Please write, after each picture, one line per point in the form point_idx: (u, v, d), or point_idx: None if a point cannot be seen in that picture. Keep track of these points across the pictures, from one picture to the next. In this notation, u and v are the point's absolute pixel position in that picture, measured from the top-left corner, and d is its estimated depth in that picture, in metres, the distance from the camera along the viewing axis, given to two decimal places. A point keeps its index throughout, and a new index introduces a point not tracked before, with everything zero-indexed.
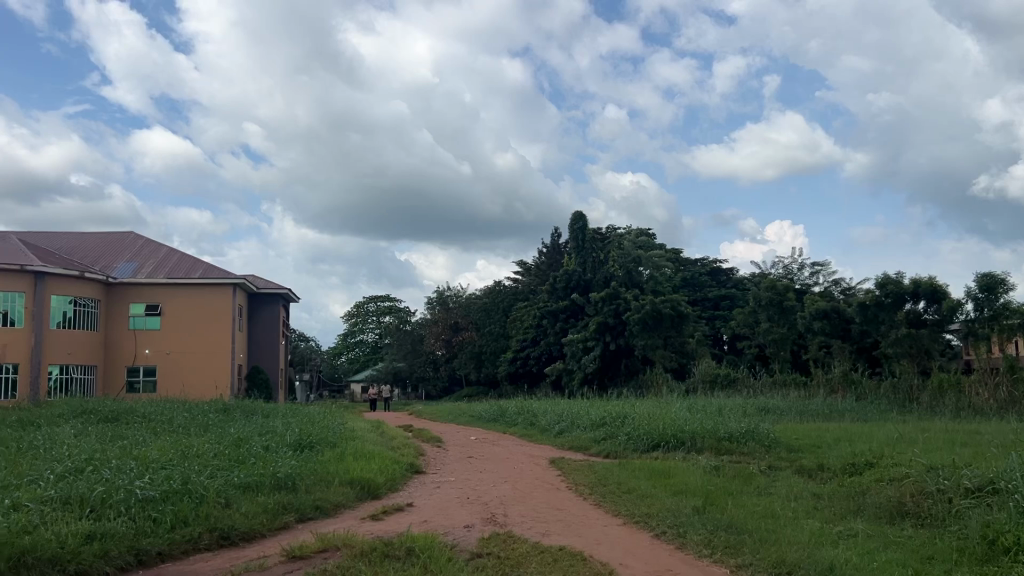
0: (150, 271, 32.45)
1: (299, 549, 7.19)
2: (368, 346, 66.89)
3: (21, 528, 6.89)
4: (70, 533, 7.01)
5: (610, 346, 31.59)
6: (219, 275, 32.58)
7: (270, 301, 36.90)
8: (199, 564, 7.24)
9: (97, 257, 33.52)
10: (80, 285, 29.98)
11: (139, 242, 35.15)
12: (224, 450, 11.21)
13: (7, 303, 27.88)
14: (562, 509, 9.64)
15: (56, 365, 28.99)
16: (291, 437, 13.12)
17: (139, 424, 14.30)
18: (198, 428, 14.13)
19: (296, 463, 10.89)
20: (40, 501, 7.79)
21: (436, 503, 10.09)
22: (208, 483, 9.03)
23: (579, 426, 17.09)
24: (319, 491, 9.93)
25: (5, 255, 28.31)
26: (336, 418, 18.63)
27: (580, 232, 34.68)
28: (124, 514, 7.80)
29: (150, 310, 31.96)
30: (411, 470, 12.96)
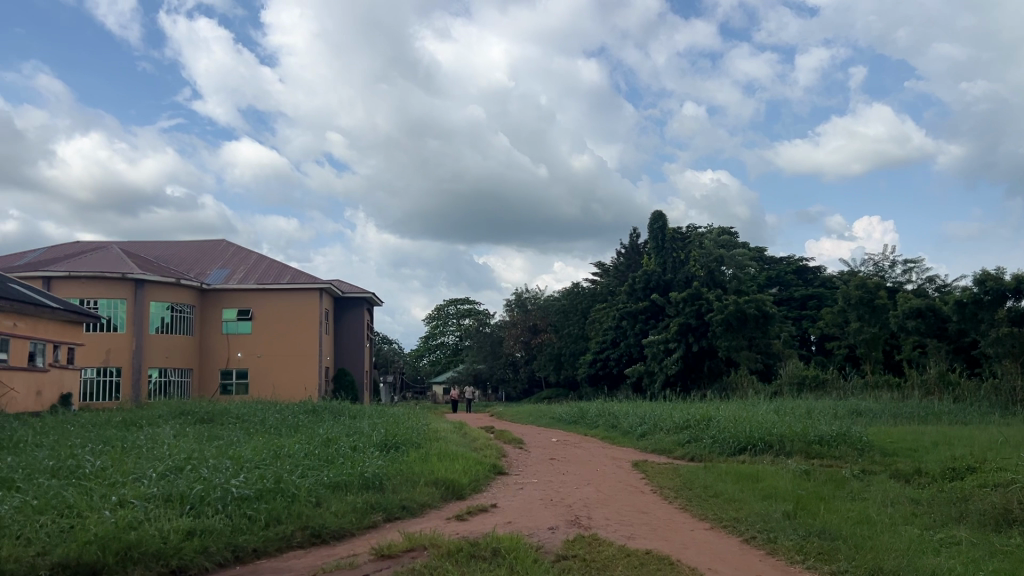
0: (241, 277, 33.64)
1: (388, 548, 7.32)
2: (448, 348, 67.83)
3: (127, 524, 7.23)
4: (173, 529, 7.31)
5: (692, 347, 31.02)
6: (306, 280, 33.51)
7: (354, 305, 37.69)
8: (292, 561, 7.45)
9: (191, 264, 34.96)
10: (176, 291, 31.29)
11: (230, 250, 36.49)
12: (314, 450, 11.52)
13: (110, 309, 29.34)
14: (647, 513, 9.54)
15: (155, 369, 30.34)
16: (378, 437, 13.40)
17: (232, 424, 14.90)
18: (288, 428, 14.59)
19: (383, 463, 11.10)
20: (144, 498, 8.14)
21: (520, 504, 10.13)
22: (299, 483, 9.29)
23: (662, 429, 16.85)
24: (405, 491, 10.10)
25: (107, 264, 29.78)
26: (420, 419, 18.90)
27: (659, 232, 34.55)
28: (222, 512, 8.10)
29: (241, 315, 33.11)
30: (495, 471, 13.08)
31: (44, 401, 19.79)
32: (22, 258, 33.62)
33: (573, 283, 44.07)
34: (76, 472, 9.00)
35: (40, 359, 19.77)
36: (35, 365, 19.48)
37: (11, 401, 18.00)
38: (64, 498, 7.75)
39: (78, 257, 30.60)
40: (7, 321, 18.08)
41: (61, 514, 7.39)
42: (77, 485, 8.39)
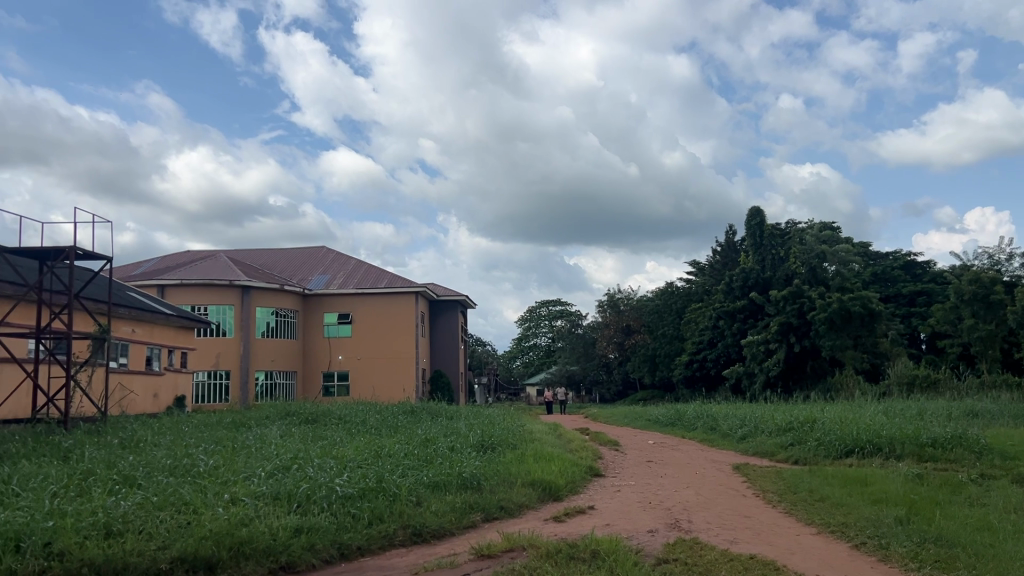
0: (341, 283, 34.62)
1: (488, 548, 7.39)
2: (541, 349, 68.02)
3: (240, 520, 7.54)
4: (281, 526, 7.59)
5: (795, 348, 30.11)
6: (403, 284, 34.22)
7: (448, 308, 38.24)
8: (395, 559, 7.59)
9: (294, 270, 36.20)
10: (280, 297, 32.46)
11: (330, 256, 37.63)
12: (413, 449, 11.76)
13: (220, 315, 30.69)
14: (750, 517, 9.32)
15: (262, 372, 31.52)
16: (475, 438, 13.57)
17: (336, 425, 15.38)
18: (388, 428, 14.95)
19: (480, 464, 11.23)
20: (254, 496, 8.46)
21: (618, 506, 10.04)
22: (400, 483, 9.48)
23: (764, 432, 16.37)
24: (503, 491, 10.18)
25: (216, 271, 31.15)
26: (516, 420, 18.97)
27: (757, 229, 33.67)
28: (327, 509, 8.35)
29: (342, 318, 34.05)
30: (591, 473, 13.02)
31: (160, 403, 20.82)
32: (139, 268, 35.58)
33: (667, 283, 43.43)
34: (191, 470, 9.43)
35: (156, 363, 20.81)
36: (152, 368, 20.52)
37: (130, 403, 19.00)
38: (181, 495, 8.14)
39: (189, 266, 32.14)
40: (126, 327, 19.10)
41: (179, 510, 7.76)
42: (193, 482, 8.80)
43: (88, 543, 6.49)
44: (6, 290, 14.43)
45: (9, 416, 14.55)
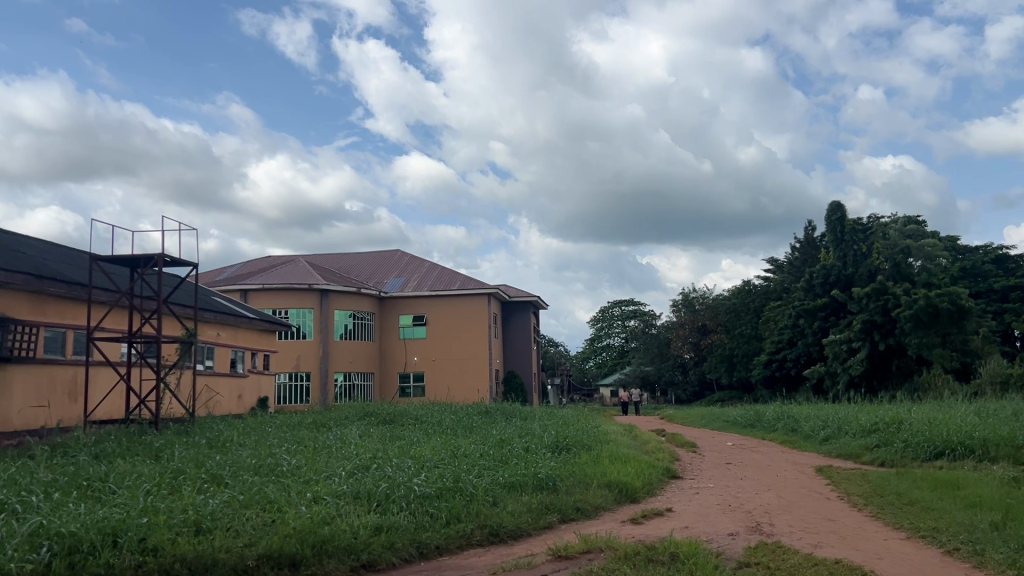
0: (416, 285, 35.13)
1: (565, 549, 7.38)
2: (614, 350, 67.58)
3: (322, 519, 7.72)
4: (362, 524, 7.74)
5: (879, 346, 29.22)
6: (476, 286, 34.48)
7: (521, 309, 38.37)
8: (473, 559, 7.64)
9: (370, 274, 36.89)
10: (357, 299, 33.13)
11: (404, 259, 38.21)
12: (489, 450, 11.86)
13: (300, 318, 31.48)
14: (835, 520, 9.06)
15: (340, 373, 32.19)
16: (551, 439, 13.57)
17: (413, 425, 15.62)
18: (464, 429, 15.10)
19: (556, 465, 11.23)
20: (336, 495, 8.64)
21: (697, 509, 9.91)
22: (477, 483, 9.56)
23: (848, 433, 15.90)
24: (579, 492, 10.16)
25: (295, 276, 31.96)
26: (591, 421, 18.90)
27: (838, 224, 32.85)
28: (406, 509, 8.48)
29: (417, 320, 34.53)
30: (669, 475, 12.85)
31: (245, 404, 21.47)
32: (222, 273, 36.77)
33: (743, 281, 42.63)
34: (275, 469, 9.71)
35: (240, 366, 21.47)
36: (236, 371, 21.18)
37: (216, 404, 19.63)
38: (265, 493, 8.38)
39: (269, 271, 33.06)
40: (212, 330, 19.77)
41: (263, 508, 7.99)
42: (276, 481, 9.04)
43: (180, 539, 6.70)
44: (100, 296, 15.09)
45: (104, 417, 15.21)
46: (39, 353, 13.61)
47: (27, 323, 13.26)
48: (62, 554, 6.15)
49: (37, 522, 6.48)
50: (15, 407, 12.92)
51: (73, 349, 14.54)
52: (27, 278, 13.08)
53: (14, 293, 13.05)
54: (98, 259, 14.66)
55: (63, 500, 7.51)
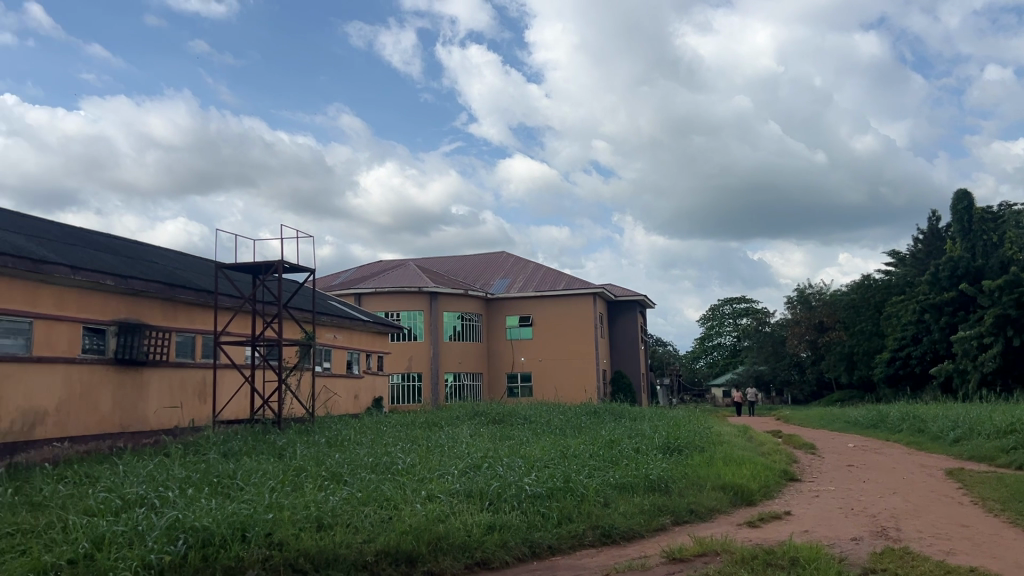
0: (522, 286, 35.39)
1: (678, 552, 7.26)
2: (726, 349, 66.11)
3: (437, 516, 7.89)
4: (475, 523, 7.87)
5: (1013, 342, 27.40)
6: (581, 286, 34.39)
7: (628, 308, 38.01)
8: (585, 560, 7.63)
9: (477, 276, 37.40)
10: (465, 301, 33.65)
11: (510, 261, 38.55)
12: (599, 450, 11.81)
13: (411, 320, 32.20)
14: (969, 527, 8.55)
15: (450, 373, 32.76)
16: (661, 439, 13.40)
17: (523, 425, 15.69)
18: (574, 429, 15.06)
19: (668, 466, 11.07)
20: (449, 493, 8.81)
21: (818, 512, 9.54)
22: (587, 483, 9.55)
23: (980, 434, 14.99)
24: (692, 494, 9.96)
25: (405, 279, 32.77)
26: (704, 422, 18.56)
27: (965, 213, 31.06)
28: (518, 507, 8.57)
29: (523, 321, 34.76)
30: (787, 477, 12.46)
31: (361, 404, 22.16)
32: (337, 278, 38.08)
33: (863, 275, 40.81)
34: (391, 467, 9.99)
35: (356, 367, 22.17)
36: (353, 372, 21.87)
37: (334, 404, 20.34)
38: (382, 491, 8.61)
39: (382, 275, 33.98)
40: (329, 333, 20.52)
41: (381, 505, 8.23)
42: (392, 480, 9.29)
43: (302, 535, 6.98)
44: (226, 302, 15.88)
45: (231, 416, 15.99)
46: (171, 356, 14.43)
47: (161, 329, 14.09)
48: (197, 547, 6.49)
49: (174, 516, 6.86)
50: (150, 408, 13.74)
51: (201, 352, 15.36)
52: (161, 286, 13.90)
53: (148, 300, 13.89)
54: (223, 267, 15.42)
55: (197, 495, 7.94)
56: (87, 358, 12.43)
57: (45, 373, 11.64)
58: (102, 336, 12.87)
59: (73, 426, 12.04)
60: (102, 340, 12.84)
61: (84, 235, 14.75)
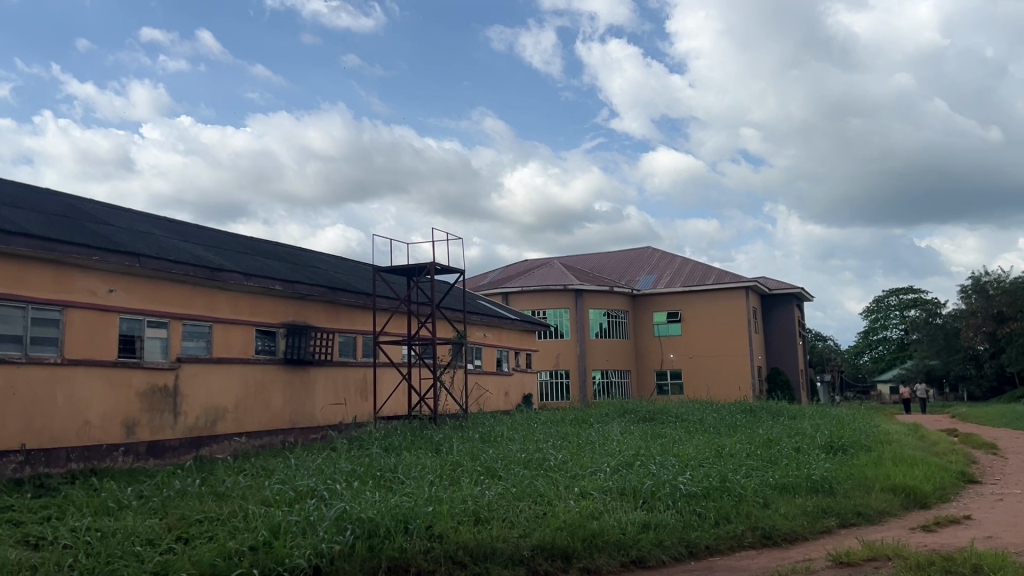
0: (669, 281, 34.81)
1: (846, 556, 6.91)
2: (892, 343, 62.24)
3: (590, 513, 7.90)
4: (630, 520, 7.83)
5: None
6: (731, 280, 33.35)
7: (783, 301, 36.53)
8: (746, 561, 7.40)
9: (623, 272, 37.13)
10: (611, 298, 33.50)
11: (656, 256, 38.01)
12: (756, 450, 11.41)
13: (557, 318, 32.43)
14: None
15: (598, 371, 32.73)
16: (823, 438, 12.79)
17: (674, 423, 15.38)
18: (728, 427, 14.66)
19: (832, 466, 10.57)
20: (603, 490, 8.79)
21: (1002, 517, 8.82)
22: (745, 483, 9.27)
23: None
24: (859, 496, 9.47)
25: (551, 277, 33.02)
26: (870, 421, 17.49)
27: None
28: (673, 507, 8.43)
29: (672, 317, 34.17)
30: (965, 479, 11.58)
31: (511, 401, 22.54)
32: (486, 278, 38.89)
33: None
34: (544, 464, 10.09)
35: (506, 365, 22.56)
36: (503, 369, 22.28)
37: (486, 402, 20.80)
38: (536, 487, 8.72)
39: (528, 274, 34.41)
40: (479, 332, 20.99)
41: (535, 500, 8.34)
42: (545, 476, 9.37)
43: (461, 528, 7.19)
44: (383, 303, 16.57)
45: (390, 413, 16.69)
46: (335, 355, 15.21)
47: (325, 330, 14.89)
48: (364, 537, 6.81)
49: (342, 508, 7.22)
50: (317, 405, 14.55)
51: (362, 352, 16.10)
52: (324, 289, 14.67)
53: (312, 303, 14.70)
54: (379, 270, 16.09)
55: (362, 488, 8.35)
56: (260, 358, 13.31)
57: (225, 373, 12.57)
58: (273, 337, 13.75)
59: (249, 422, 12.94)
60: (273, 341, 13.73)
61: (253, 244, 15.79)
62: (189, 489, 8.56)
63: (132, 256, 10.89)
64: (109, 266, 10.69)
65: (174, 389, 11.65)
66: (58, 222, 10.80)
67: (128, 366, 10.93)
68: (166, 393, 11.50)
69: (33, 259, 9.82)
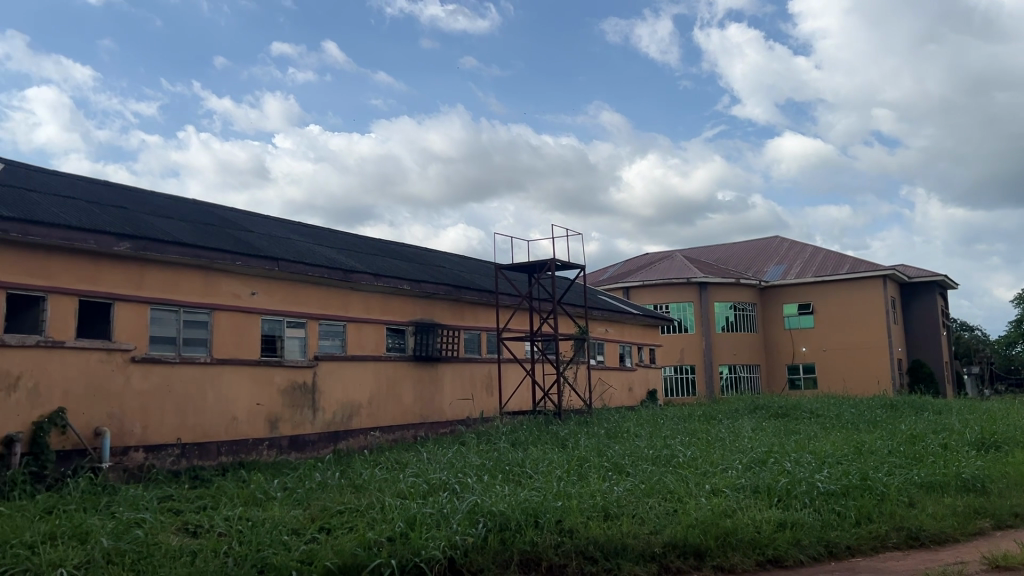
0: (799, 272, 33.58)
1: (1003, 559, 6.48)
2: None
3: (722, 511, 7.74)
4: (765, 519, 7.62)
5: None
6: (867, 268, 31.80)
7: (925, 290, 34.52)
8: (891, 563, 7.06)
9: (749, 263, 36.08)
10: (737, 290, 32.61)
11: (784, 246, 36.74)
12: (899, 446, 10.85)
13: (681, 312, 31.91)
14: None
15: (725, 365, 31.96)
16: (973, 434, 12.01)
17: (809, 419, 14.83)
18: (867, 423, 14.00)
19: (985, 464, 9.91)
20: (735, 488, 8.60)
21: None
22: (888, 481, 8.83)
23: None
24: (1017, 496, 8.85)
25: (674, 271, 32.50)
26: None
27: None
28: (810, 505, 8.14)
29: (803, 309, 32.94)
30: None
31: (636, 396, 22.35)
32: (606, 273, 38.66)
33: None
34: (672, 460, 9.97)
35: (629, 360, 22.38)
36: (626, 365, 22.11)
37: (611, 397, 20.73)
38: (665, 484, 8.61)
39: (649, 267, 34.01)
40: (601, 327, 20.92)
41: (665, 497, 8.25)
42: (675, 472, 9.25)
43: (591, 523, 7.20)
44: (506, 300, 16.77)
45: (516, 408, 16.89)
46: (461, 352, 15.54)
47: (451, 328, 15.23)
48: (495, 530, 6.93)
49: (473, 501, 7.39)
50: (445, 400, 14.91)
51: (487, 348, 16.37)
52: (449, 288, 15.01)
53: (438, 302, 15.06)
54: (501, 268, 16.29)
55: (492, 482, 8.50)
56: (390, 355, 13.76)
57: (359, 370, 13.06)
58: (402, 335, 14.19)
59: (383, 417, 13.41)
60: (402, 339, 14.16)
61: (381, 245, 16.33)
62: (329, 481, 8.97)
63: (271, 260, 11.49)
64: (250, 270, 11.31)
65: (312, 386, 12.20)
66: (204, 230, 11.52)
67: (270, 364, 11.54)
68: (306, 390, 12.07)
69: (182, 265, 10.50)
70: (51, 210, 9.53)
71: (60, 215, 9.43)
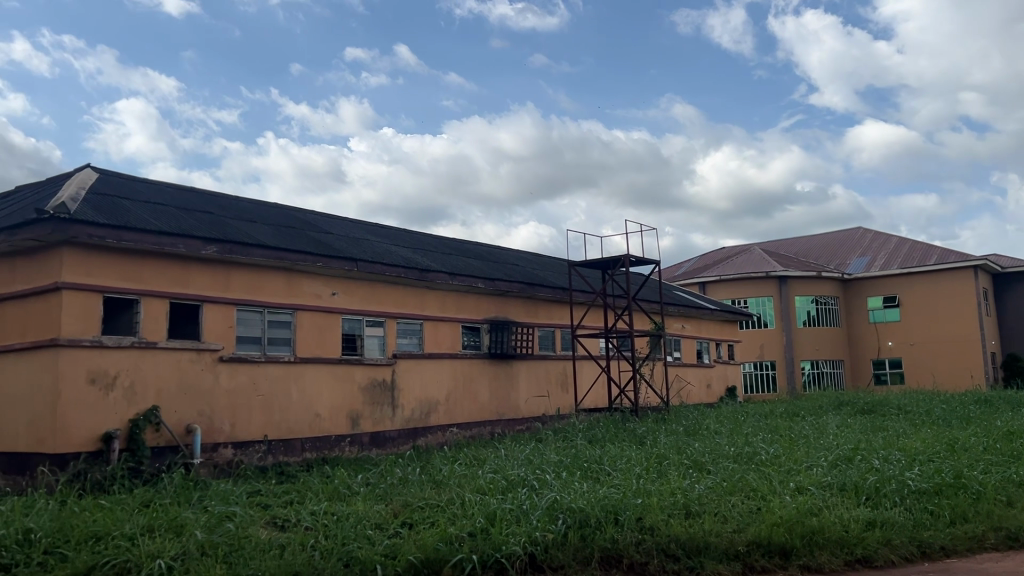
0: (884, 264, 32.49)
1: None
2: None
3: (809, 510, 7.56)
4: (853, 518, 7.41)
5: None
6: (956, 259, 30.53)
7: (1020, 280, 32.94)
8: (990, 564, 6.78)
9: (830, 256, 35.09)
10: (819, 284, 31.76)
11: (867, 237, 35.61)
12: (996, 443, 10.38)
13: (760, 307, 31.31)
14: None
15: (807, 361, 31.17)
16: None
17: (897, 416, 14.34)
18: (961, 420, 13.45)
19: None
20: (821, 485, 8.38)
21: None
22: (984, 480, 8.47)
23: None
24: None
25: (752, 265, 31.87)
26: None
27: None
28: (901, 504, 7.88)
29: (888, 302, 31.85)
30: None
31: (715, 393, 22.01)
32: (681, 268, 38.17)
33: None
34: (754, 457, 9.79)
35: (707, 356, 22.05)
36: (704, 361, 21.81)
37: (689, 394, 20.49)
38: (748, 482, 8.46)
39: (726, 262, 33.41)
40: (678, 323, 20.68)
41: (747, 495, 8.10)
42: (757, 471, 9.07)
43: (672, 521, 7.12)
44: (580, 297, 16.73)
45: (592, 405, 16.84)
46: (536, 349, 15.57)
47: (526, 325, 15.27)
48: (575, 527, 6.93)
49: (553, 497, 7.39)
50: (521, 397, 14.97)
51: (562, 345, 16.36)
52: (523, 285, 15.06)
53: (513, 299, 15.13)
54: (575, 264, 16.26)
55: (571, 479, 8.50)
56: (467, 353, 13.89)
57: (436, 368, 13.23)
58: (478, 333, 14.30)
59: (460, 414, 13.55)
60: (477, 337, 14.28)
61: (455, 244, 16.49)
62: (410, 477, 9.11)
63: (351, 261, 11.73)
64: (330, 270, 11.58)
65: (391, 383, 12.42)
66: (286, 233, 11.85)
67: (350, 363, 11.79)
68: (385, 387, 12.29)
69: (265, 267, 10.82)
70: (143, 216, 9.95)
71: (152, 221, 9.84)
